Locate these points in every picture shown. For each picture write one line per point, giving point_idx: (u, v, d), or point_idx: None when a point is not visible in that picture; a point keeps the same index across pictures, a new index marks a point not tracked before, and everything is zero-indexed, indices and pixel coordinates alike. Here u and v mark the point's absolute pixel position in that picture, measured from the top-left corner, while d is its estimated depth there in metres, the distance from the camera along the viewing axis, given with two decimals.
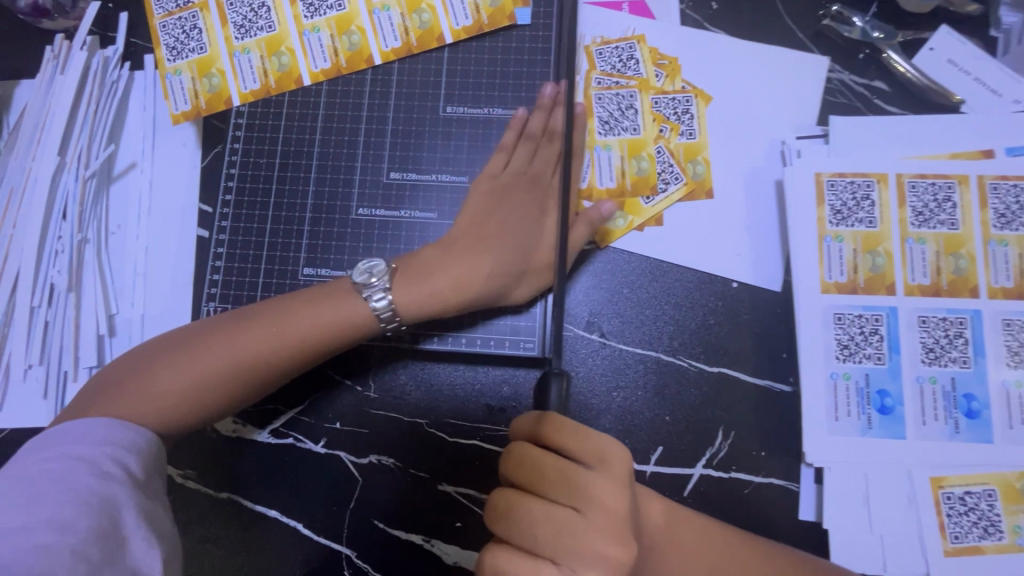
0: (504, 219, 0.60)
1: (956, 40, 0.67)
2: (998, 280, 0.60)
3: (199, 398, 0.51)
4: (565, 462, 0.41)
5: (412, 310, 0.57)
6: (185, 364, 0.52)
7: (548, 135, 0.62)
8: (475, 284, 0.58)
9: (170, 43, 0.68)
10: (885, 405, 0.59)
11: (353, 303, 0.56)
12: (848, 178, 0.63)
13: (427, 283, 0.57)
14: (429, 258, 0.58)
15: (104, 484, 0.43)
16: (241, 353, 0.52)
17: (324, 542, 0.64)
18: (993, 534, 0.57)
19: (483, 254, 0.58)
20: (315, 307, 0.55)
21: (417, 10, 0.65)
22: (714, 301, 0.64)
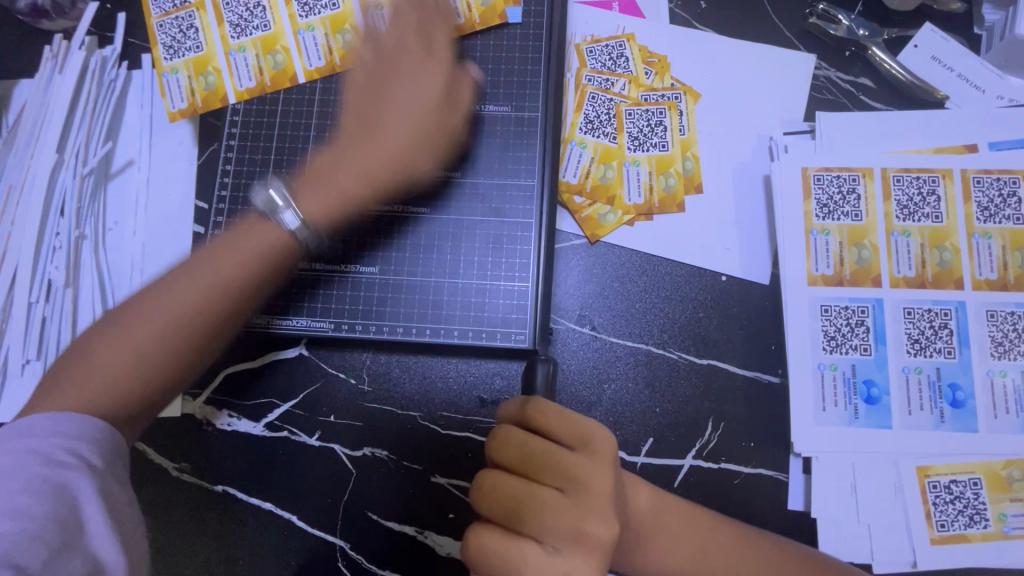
0: (389, 93, 0.58)
1: (940, 37, 0.68)
2: (982, 272, 0.61)
3: (147, 362, 0.47)
4: (550, 444, 0.43)
5: (326, 212, 0.55)
6: (122, 334, 0.47)
7: (423, 8, 0.59)
8: (380, 168, 0.57)
9: (167, 41, 0.69)
10: (872, 395, 0.60)
11: (271, 224, 0.53)
12: (834, 173, 0.65)
13: (329, 182, 0.56)
14: (324, 162, 0.57)
15: (55, 471, 0.39)
16: (179, 305, 0.49)
17: (318, 534, 0.64)
18: (978, 522, 0.58)
19: (375, 143, 0.57)
20: (241, 241, 0.52)
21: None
22: (703, 294, 0.65)
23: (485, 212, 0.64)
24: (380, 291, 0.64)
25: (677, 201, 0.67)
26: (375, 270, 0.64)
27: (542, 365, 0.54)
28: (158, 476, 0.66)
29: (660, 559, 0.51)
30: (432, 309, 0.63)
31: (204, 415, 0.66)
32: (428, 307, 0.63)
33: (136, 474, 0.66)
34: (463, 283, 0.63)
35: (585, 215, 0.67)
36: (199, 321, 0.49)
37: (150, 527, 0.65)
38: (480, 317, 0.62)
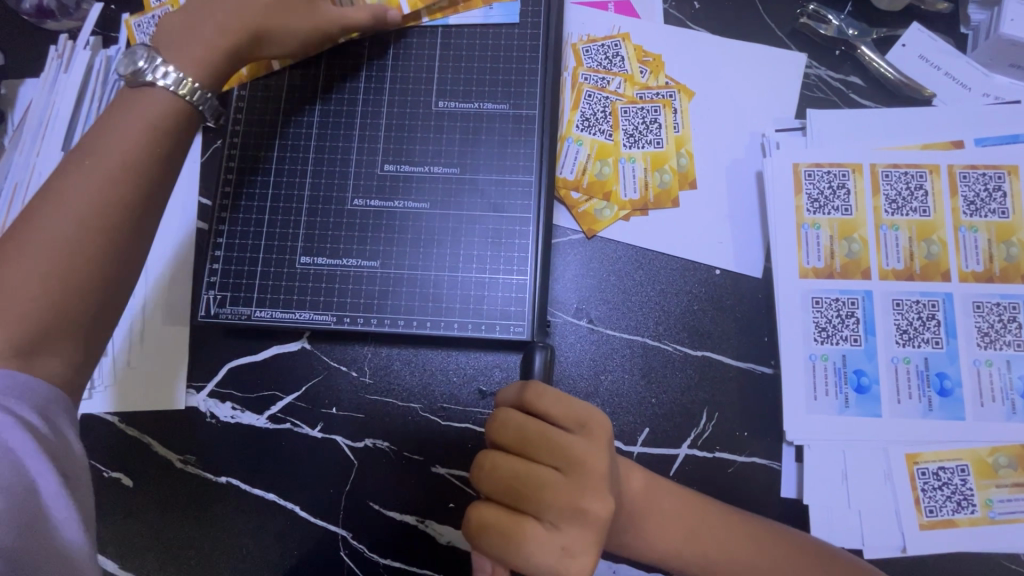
0: None
1: (927, 37, 0.70)
2: (968, 265, 0.63)
3: (68, 265, 0.44)
4: (548, 425, 0.44)
5: (203, 70, 0.53)
6: (28, 248, 0.44)
7: None
8: (251, 18, 0.55)
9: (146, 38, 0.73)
10: (862, 384, 0.62)
11: (149, 93, 0.51)
12: (824, 168, 0.66)
13: (195, 39, 0.54)
14: (182, 20, 0.55)
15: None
16: (80, 199, 0.46)
17: (321, 524, 0.65)
18: (966, 508, 0.59)
19: (237, 2, 0.55)
20: (123, 125, 0.49)
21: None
22: (697, 287, 0.67)
23: (483, 207, 0.65)
24: (381, 284, 0.65)
25: (672, 196, 0.68)
26: (375, 264, 0.65)
27: (541, 353, 0.57)
28: (163, 469, 0.67)
29: (655, 544, 0.53)
30: (433, 301, 0.64)
31: (208, 408, 0.68)
32: (429, 300, 0.64)
33: (142, 467, 0.67)
34: (463, 277, 0.64)
35: (582, 210, 0.69)
36: (110, 209, 0.46)
37: (156, 517, 0.66)
38: (480, 310, 0.64)
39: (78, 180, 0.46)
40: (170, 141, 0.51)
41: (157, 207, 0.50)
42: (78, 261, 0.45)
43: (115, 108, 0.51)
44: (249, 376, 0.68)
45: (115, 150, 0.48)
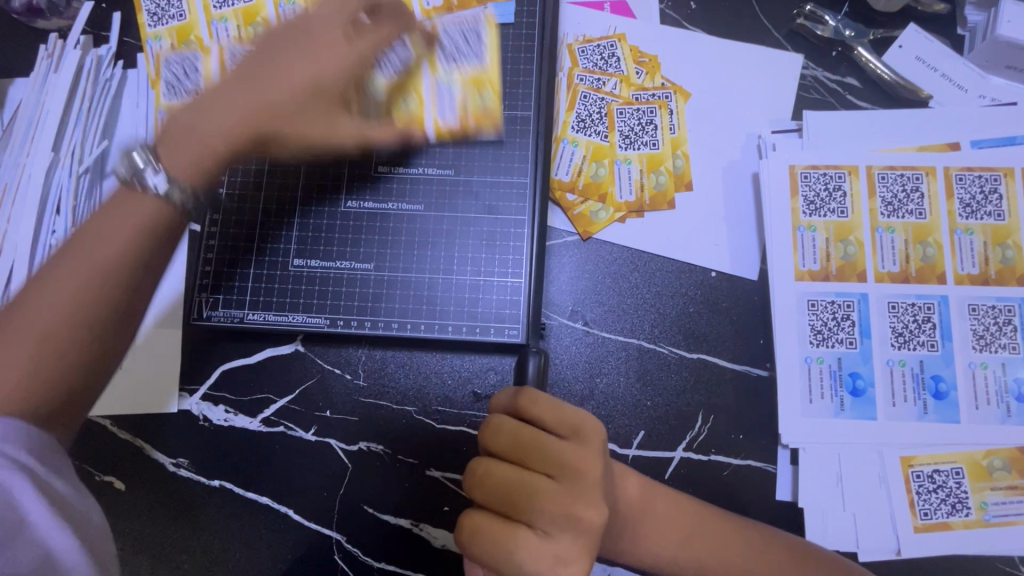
0: (290, 56, 0.53)
1: (924, 38, 0.70)
2: (964, 267, 0.63)
3: (40, 366, 0.44)
4: (541, 432, 0.44)
5: (197, 172, 0.49)
6: (9, 344, 0.44)
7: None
8: (268, 117, 0.51)
9: (170, 80, 0.68)
10: (857, 388, 0.62)
11: (142, 197, 0.47)
12: (820, 170, 0.66)
13: (196, 140, 0.49)
14: (190, 115, 0.50)
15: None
16: (61, 305, 0.44)
17: (315, 527, 0.65)
18: (961, 510, 0.59)
19: (252, 103, 0.51)
20: (117, 219, 0.47)
21: (404, 93, 0.64)
22: (693, 290, 0.66)
23: (478, 209, 0.65)
24: (376, 286, 0.64)
25: (668, 198, 0.68)
26: (370, 267, 0.65)
27: (534, 358, 0.57)
28: (155, 472, 0.66)
29: (650, 548, 0.52)
30: (427, 304, 0.64)
31: (201, 411, 0.67)
32: (423, 303, 0.64)
33: (134, 470, 0.66)
34: (457, 279, 0.64)
35: (577, 212, 0.68)
36: (92, 318, 0.45)
37: (149, 520, 0.66)
38: (475, 313, 0.63)
39: (63, 284, 0.45)
40: (160, 242, 0.48)
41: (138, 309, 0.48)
42: (52, 364, 0.44)
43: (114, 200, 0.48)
44: (242, 379, 0.67)
45: (99, 251, 0.45)
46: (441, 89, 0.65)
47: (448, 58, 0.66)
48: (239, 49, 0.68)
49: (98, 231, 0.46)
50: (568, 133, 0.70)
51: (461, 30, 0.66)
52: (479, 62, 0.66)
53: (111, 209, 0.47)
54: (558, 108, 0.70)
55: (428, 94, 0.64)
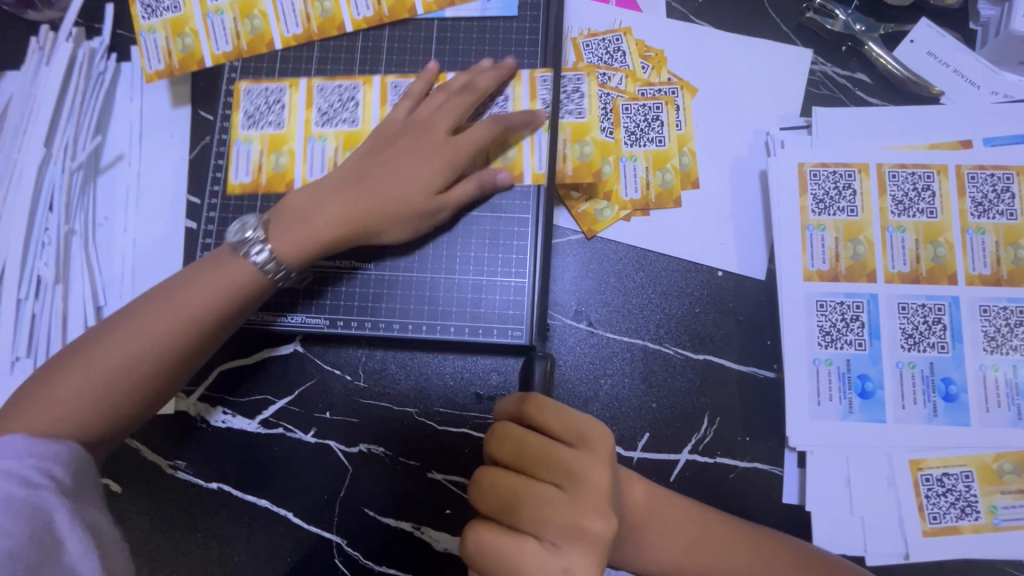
0: (402, 153, 0.59)
1: (936, 32, 0.68)
2: (975, 268, 0.62)
3: (110, 394, 0.50)
4: (547, 439, 0.43)
5: (297, 255, 0.56)
6: (85, 366, 0.50)
7: (470, 89, 0.61)
8: (369, 211, 0.58)
9: (251, 110, 0.66)
10: (866, 390, 0.61)
11: (236, 263, 0.55)
12: (831, 168, 0.64)
13: (305, 224, 0.57)
14: (304, 201, 0.58)
15: (31, 493, 0.43)
16: (139, 343, 0.51)
17: (314, 530, 0.64)
18: (970, 514, 0.58)
19: (362, 195, 0.58)
20: (207, 282, 0.54)
21: (503, 145, 0.62)
22: (699, 290, 0.65)
23: (480, 206, 0.63)
24: (376, 287, 0.63)
25: (674, 196, 0.67)
26: (371, 266, 0.63)
27: (541, 361, 0.55)
28: (152, 474, 0.65)
29: (657, 554, 0.52)
30: (429, 305, 0.63)
31: (199, 412, 0.66)
32: (425, 303, 0.63)
33: (130, 472, 0.65)
34: (460, 279, 0.63)
35: (582, 210, 0.67)
36: (161, 360, 0.51)
37: (146, 523, 0.65)
38: (477, 313, 0.62)
39: (148, 326, 0.51)
40: (237, 304, 0.55)
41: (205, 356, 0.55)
42: (117, 393, 0.50)
43: (210, 261, 0.55)
44: (240, 380, 0.66)
45: (187, 303, 0.52)
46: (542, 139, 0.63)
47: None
48: (329, 86, 0.66)
49: (189, 286, 0.53)
50: (591, 132, 0.65)
51: (563, 80, 0.66)
52: (580, 113, 0.65)
53: (204, 268, 0.55)
54: (581, 106, 0.65)
55: (529, 146, 0.62)
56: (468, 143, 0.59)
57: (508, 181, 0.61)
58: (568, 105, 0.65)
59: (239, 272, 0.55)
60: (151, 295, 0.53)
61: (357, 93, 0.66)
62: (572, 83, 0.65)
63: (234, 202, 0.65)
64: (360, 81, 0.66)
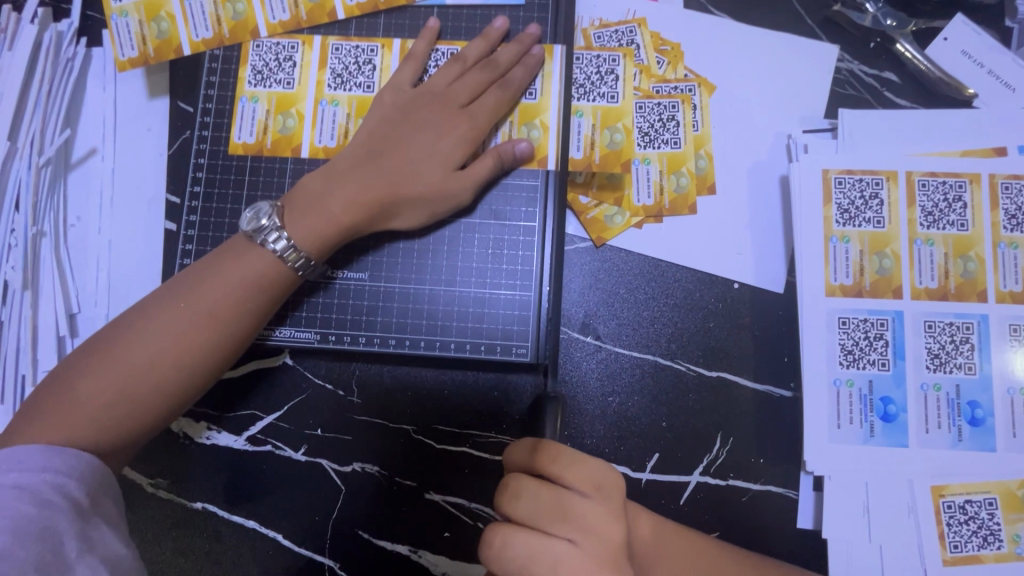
0: (416, 131, 0.55)
1: (971, 30, 0.64)
2: (1006, 284, 0.58)
3: (135, 392, 0.47)
4: (562, 492, 0.41)
5: (314, 243, 0.52)
6: (105, 368, 0.47)
7: (487, 63, 0.57)
8: (388, 194, 0.54)
9: (258, 66, 0.61)
10: (889, 413, 0.58)
11: (254, 254, 0.51)
12: (856, 175, 0.60)
13: (320, 208, 0.53)
14: (316, 185, 0.54)
15: (42, 512, 0.41)
16: (161, 344, 0.48)
17: (305, 553, 0.61)
18: (992, 543, 0.56)
19: (380, 177, 0.54)
20: (228, 273, 0.51)
21: (528, 122, 0.58)
22: (714, 303, 0.62)
23: (483, 213, 0.59)
24: (370, 299, 0.59)
25: (689, 203, 0.63)
26: (365, 276, 0.59)
27: (552, 404, 0.51)
28: (133, 492, 0.61)
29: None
30: (427, 319, 0.58)
31: (182, 428, 0.62)
32: (423, 317, 0.59)
33: None
34: (461, 291, 0.59)
35: (591, 216, 0.63)
36: (184, 360, 0.49)
37: None
38: (479, 328, 0.58)
39: (172, 320, 0.49)
40: (261, 298, 0.51)
41: (233, 353, 0.52)
42: (143, 392, 0.48)
43: (225, 252, 0.52)
44: (226, 393, 0.62)
45: (210, 296, 0.50)
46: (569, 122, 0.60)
47: (583, 94, 0.61)
48: (345, 47, 0.61)
49: (208, 280, 0.50)
50: (623, 119, 0.59)
51: (597, 60, 0.61)
52: (613, 96, 0.60)
53: (225, 259, 0.51)
54: (615, 90, 0.60)
55: (557, 126, 0.58)
56: (486, 118, 0.56)
57: (529, 154, 0.56)
58: (600, 88, 0.60)
59: (260, 262, 0.51)
60: (173, 288, 0.51)
61: (375, 57, 0.61)
62: (605, 64, 0.61)
63: (233, 162, 0.61)
64: (380, 43, 0.61)
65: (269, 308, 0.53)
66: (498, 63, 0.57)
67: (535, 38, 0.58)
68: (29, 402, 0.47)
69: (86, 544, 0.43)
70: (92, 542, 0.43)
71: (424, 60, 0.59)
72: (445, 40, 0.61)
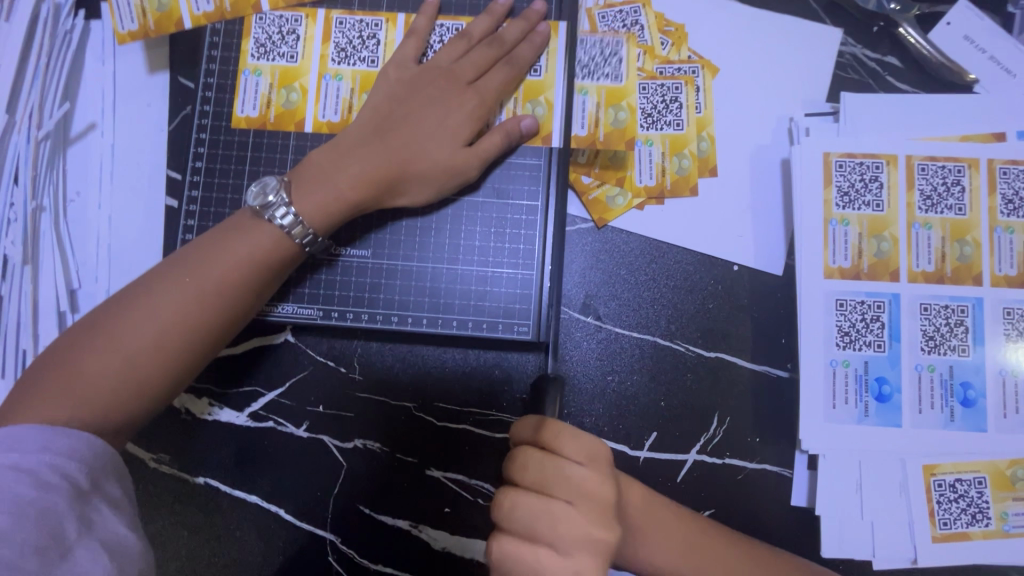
0: (422, 107, 0.55)
1: (974, 15, 0.63)
2: (1001, 268, 0.59)
3: (142, 367, 0.47)
4: (564, 463, 0.43)
5: (322, 217, 0.52)
6: (110, 344, 0.47)
7: (492, 40, 0.57)
8: (393, 170, 0.54)
9: (261, 39, 0.61)
10: (883, 393, 0.59)
11: (260, 229, 0.51)
12: (857, 159, 0.61)
13: (327, 183, 0.53)
14: (324, 160, 0.54)
15: (41, 495, 0.41)
16: (166, 318, 0.48)
17: (307, 527, 0.62)
18: (981, 520, 0.57)
19: (386, 154, 0.54)
20: (232, 248, 0.51)
21: (533, 99, 0.58)
22: (713, 284, 0.62)
23: (486, 192, 0.59)
24: (373, 276, 0.59)
25: (690, 185, 0.63)
26: (368, 253, 0.59)
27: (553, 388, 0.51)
28: (136, 467, 0.62)
29: (657, 553, 0.51)
30: (430, 296, 0.59)
31: (184, 405, 0.62)
32: (425, 294, 0.59)
33: None
34: (464, 269, 0.59)
35: (592, 197, 0.63)
36: (189, 335, 0.49)
37: None
38: (481, 306, 0.59)
39: (176, 295, 0.49)
40: (267, 273, 0.52)
41: (237, 328, 0.52)
42: (148, 367, 0.48)
43: (229, 227, 0.52)
44: (228, 368, 0.63)
45: (214, 270, 0.50)
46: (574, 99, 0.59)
47: (587, 74, 0.60)
48: (349, 21, 0.60)
49: (213, 255, 0.50)
50: (627, 98, 0.59)
51: (602, 44, 0.61)
52: (617, 77, 0.59)
53: (229, 233, 0.51)
54: (618, 70, 0.60)
55: (562, 104, 0.58)
56: (492, 96, 0.56)
57: (534, 130, 0.57)
58: (604, 69, 0.60)
59: (265, 237, 0.51)
60: (176, 262, 0.51)
61: (379, 31, 0.60)
62: (609, 47, 0.60)
63: (235, 137, 0.60)
64: (384, 18, 0.60)
65: (274, 283, 0.53)
66: (505, 41, 0.57)
67: (541, 15, 0.58)
68: (30, 378, 0.47)
69: (86, 526, 0.43)
70: (92, 524, 0.43)
71: (426, 36, 0.59)
72: (443, 14, 0.60)
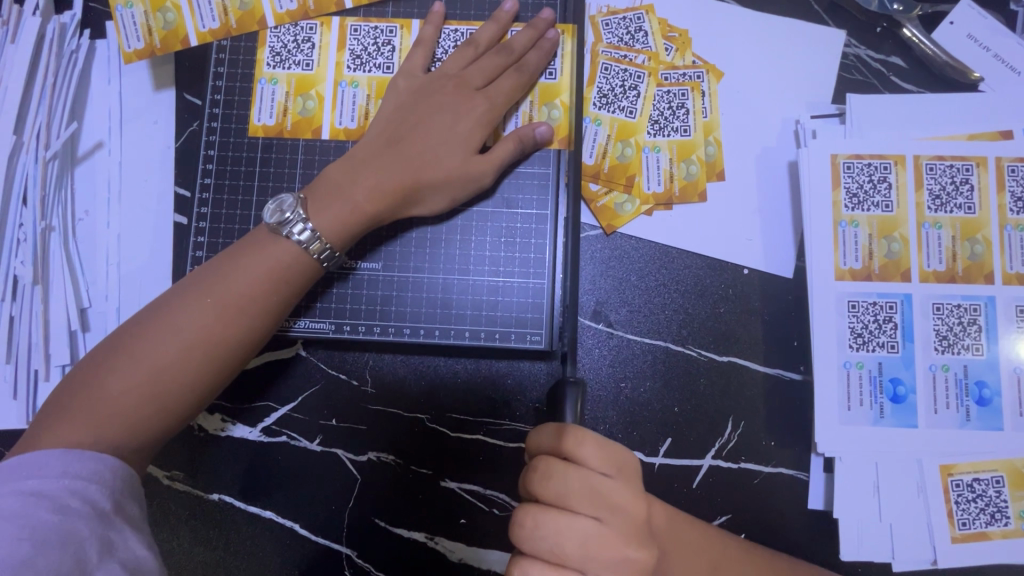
0: (433, 116, 0.55)
1: (977, 14, 0.64)
2: (1013, 266, 0.59)
3: (161, 388, 0.47)
4: (590, 476, 0.43)
5: (340, 231, 0.52)
6: (132, 364, 0.47)
7: (499, 47, 0.57)
8: (409, 179, 0.54)
9: (276, 47, 0.61)
10: (898, 394, 0.59)
11: (278, 245, 0.51)
12: (865, 160, 0.61)
13: (344, 198, 0.53)
14: (340, 175, 0.54)
15: (62, 519, 0.40)
16: (187, 337, 0.48)
17: (323, 542, 0.61)
18: (999, 520, 0.57)
19: (401, 165, 0.54)
20: (251, 265, 0.51)
21: (548, 102, 0.59)
22: (724, 289, 0.62)
23: (495, 202, 0.59)
24: (384, 288, 0.59)
25: (699, 190, 0.63)
26: (379, 265, 0.59)
27: (572, 390, 0.48)
28: (150, 486, 0.62)
29: None
30: (442, 308, 0.59)
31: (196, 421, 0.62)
32: (437, 306, 0.59)
33: None
34: (475, 280, 0.59)
35: (601, 204, 0.63)
36: (209, 355, 0.49)
37: None
38: (493, 317, 0.58)
39: (196, 314, 0.49)
40: (285, 290, 0.51)
41: (255, 346, 0.52)
42: (169, 388, 0.47)
43: (247, 245, 0.52)
44: (240, 382, 0.63)
45: (233, 288, 0.50)
46: (587, 128, 0.63)
47: (604, 103, 0.63)
48: (364, 28, 0.61)
49: (232, 273, 0.50)
50: (636, 135, 0.63)
51: (624, 74, 0.63)
52: (632, 112, 0.63)
53: (246, 250, 0.51)
54: (634, 105, 0.63)
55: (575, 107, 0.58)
56: (503, 101, 0.57)
57: (548, 137, 0.57)
58: (621, 101, 0.63)
59: (283, 253, 0.51)
60: (195, 281, 0.51)
61: (393, 38, 0.61)
62: (630, 80, 0.63)
63: (244, 152, 0.60)
64: (398, 24, 0.61)
65: (291, 300, 0.53)
66: (513, 48, 0.57)
67: (549, 22, 0.58)
68: (54, 400, 0.47)
69: (108, 548, 0.42)
70: (113, 547, 0.43)
71: (433, 45, 0.59)
72: (452, 20, 0.60)
